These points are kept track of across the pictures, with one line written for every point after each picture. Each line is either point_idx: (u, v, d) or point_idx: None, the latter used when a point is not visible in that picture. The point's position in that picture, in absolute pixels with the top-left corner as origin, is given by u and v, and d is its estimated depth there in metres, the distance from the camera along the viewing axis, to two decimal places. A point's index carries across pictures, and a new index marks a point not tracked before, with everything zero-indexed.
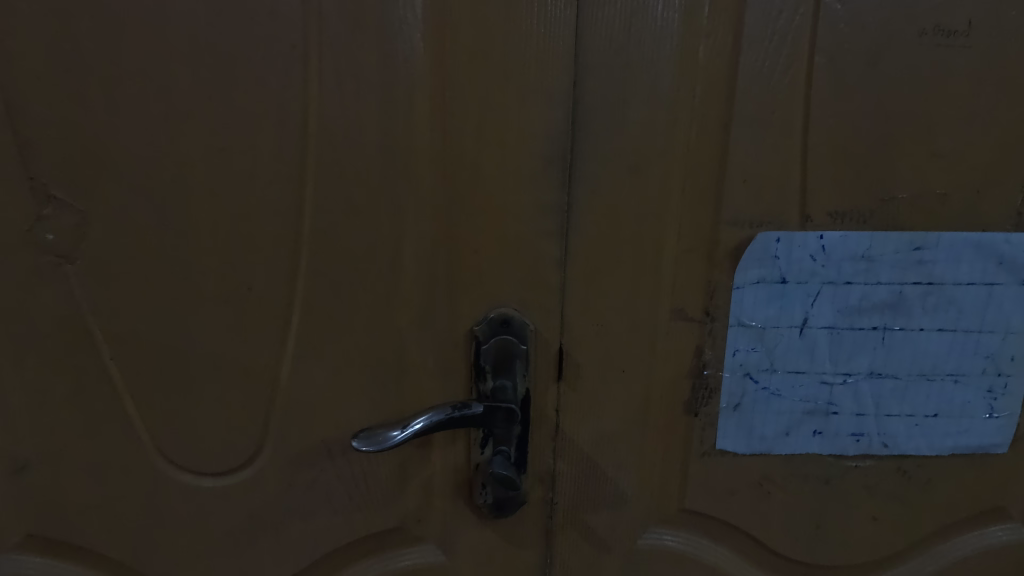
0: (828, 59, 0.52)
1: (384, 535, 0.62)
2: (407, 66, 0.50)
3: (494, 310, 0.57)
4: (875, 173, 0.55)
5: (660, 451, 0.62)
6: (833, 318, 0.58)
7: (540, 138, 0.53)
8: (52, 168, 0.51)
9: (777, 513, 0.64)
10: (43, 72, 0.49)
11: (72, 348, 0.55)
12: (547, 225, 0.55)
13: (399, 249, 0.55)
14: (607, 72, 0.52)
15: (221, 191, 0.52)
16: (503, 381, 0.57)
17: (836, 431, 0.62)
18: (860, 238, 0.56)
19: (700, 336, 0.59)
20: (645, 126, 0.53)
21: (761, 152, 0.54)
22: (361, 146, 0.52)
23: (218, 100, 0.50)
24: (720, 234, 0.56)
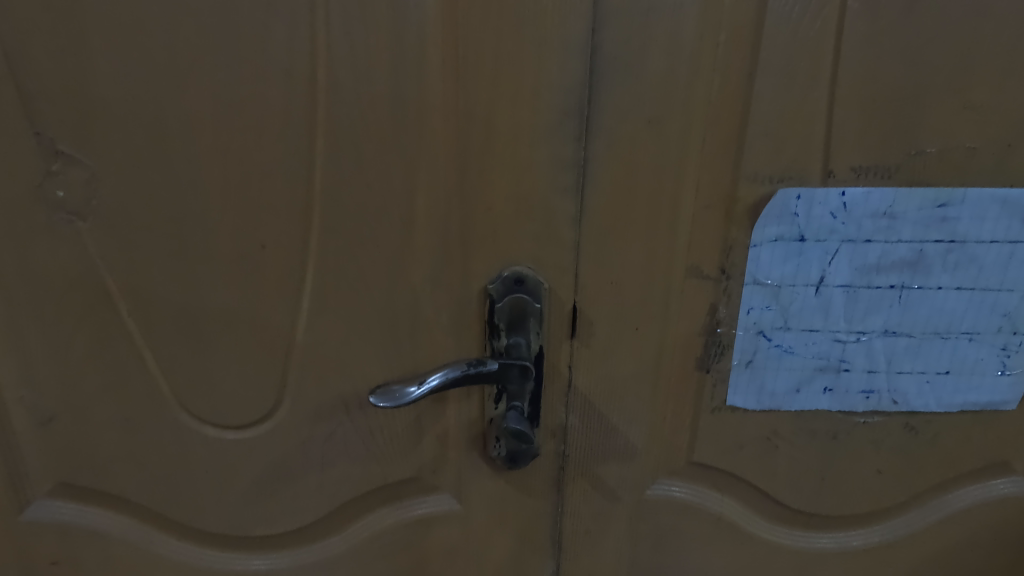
0: (861, 3, 0.49)
1: (400, 485, 0.65)
2: (417, 11, 0.48)
3: (507, 268, 0.57)
4: (903, 125, 0.53)
5: (671, 406, 0.63)
6: (850, 277, 0.58)
7: (556, 89, 0.51)
8: (58, 122, 0.50)
9: (783, 466, 0.66)
10: (40, 21, 0.47)
11: (90, 305, 0.56)
12: (562, 181, 0.54)
13: (412, 206, 0.54)
14: (628, 18, 0.49)
15: (231, 146, 0.51)
16: (516, 339, 0.57)
17: (846, 388, 0.62)
18: (883, 194, 0.55)
19: (714, 294, 0.59)
20: (666, 76, 0.51)
21: (785, 103, 0.52)
22: (371, 98, 0.50)
23: (223, 50, 0.48)
24: (739, 190, 0.55)
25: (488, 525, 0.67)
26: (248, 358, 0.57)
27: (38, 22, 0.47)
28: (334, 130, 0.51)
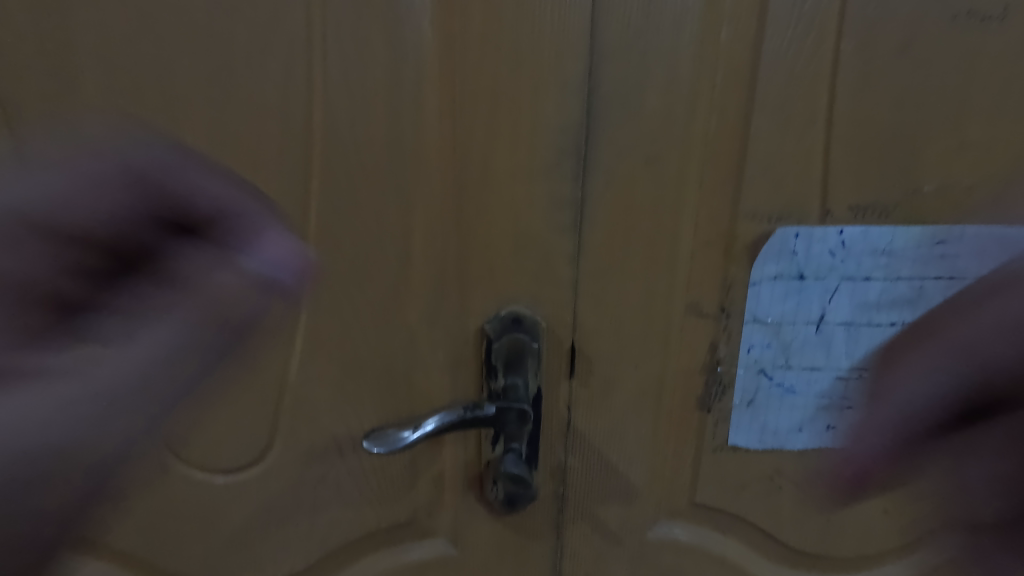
0: (855, 47, 0.49)
1: (395, 529, 0.63)
2: (413, 53, 0.48)
3: (505, 308, 0.56)
4: (900, 164, 0.53)
5: (672, 446, 0.62)
6: (850, 314, 0.57)
7: (553, 129, 0.51)
8: (51, 164, 0.50)
9: (787, 506, 0.64)
10: (38, 64, 0.47)
11: None
12: (560, 219, 0.53)
13: (409, 244, 0.53)
14: (625, 60, 0.49)
15: (224, 186, 0.51)
16: (514, 379, 0.56)
17: (849, 426, 0.61)
18: (882, 232, 0.55)
19: (716, 332, 0.58)
20: (663, 116, 0.51)
21: (782, 141, 0.52)
22: (367, 138, 0.50)
23: (219, 92, 0.48)
24: (738, 227, 0.55)
25: (486, 569, 0.65)
26: (239, 399, 0.56)
27: (35, 66, 0.47)
28: (330, 170, 0.51)
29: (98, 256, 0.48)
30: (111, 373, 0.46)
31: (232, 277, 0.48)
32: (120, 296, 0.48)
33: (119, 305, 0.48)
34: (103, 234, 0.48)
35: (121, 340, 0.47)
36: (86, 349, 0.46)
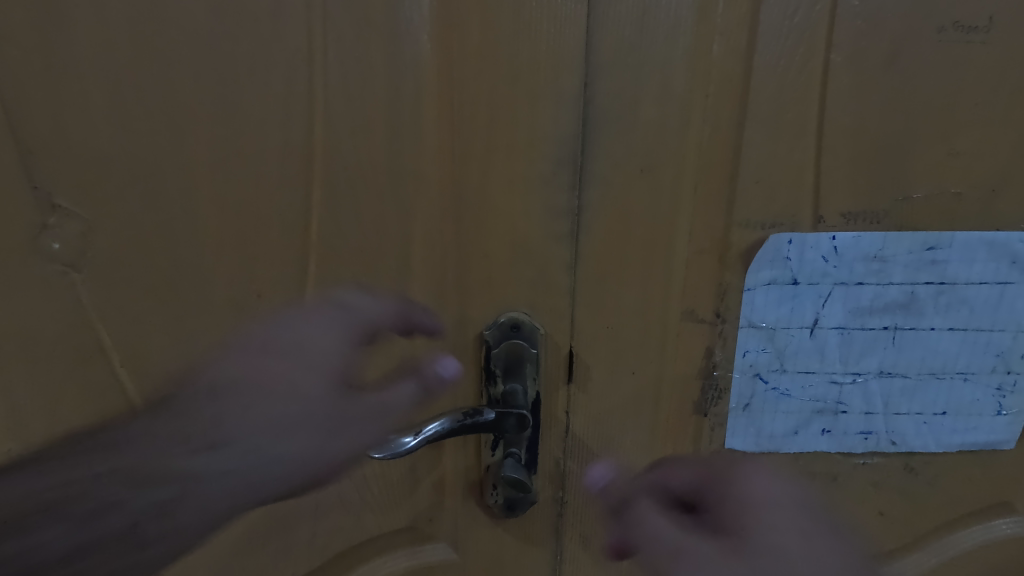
0: (844, 58, 0.50)
1: (395, 534, 0.63)
2: (413, 67, 0.50)
3: (504, 315, 0.57)
4: (890, 172, 0.54)
5: (669, 450, 0.63)
6: (843, 319, 0.58)
7: (550, 140, 0.52)
8: (56, 176, 0.50)
9: None
10: (41, 76, 0.48)
11: (81, 357, 0.54)
12: (557, 227, 0.54)
13: (409, 253, 0.54)
14: (620, 73, 0.51)
15: (227, 197, 0.51)
16: (513, 385, 0.57)
17: (844, 430, 0.62)
18: (873, 238, 0.56)
19: (711, 337, 0.59)
20: (657, 127, 0.52)
21: (775, 151, 0.53)
22: (368, 149, 0.51)
23: (222, 106, 0.49)
24: (732, 235, 0.56)
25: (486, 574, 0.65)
26: None
27: (38, 78, 0.48)
28: (331, 181, 0.52)
29: (307, 388, 0.55)
30: (302, 446, 0.56)
31: (412, 387, 0.57)
32: (316, 402, 0.55)
33: (311, 407, 0.55)
34: (326, 376, 0.55)
35: (307, 431, 0.56)
36: (280, 432, 0.56)
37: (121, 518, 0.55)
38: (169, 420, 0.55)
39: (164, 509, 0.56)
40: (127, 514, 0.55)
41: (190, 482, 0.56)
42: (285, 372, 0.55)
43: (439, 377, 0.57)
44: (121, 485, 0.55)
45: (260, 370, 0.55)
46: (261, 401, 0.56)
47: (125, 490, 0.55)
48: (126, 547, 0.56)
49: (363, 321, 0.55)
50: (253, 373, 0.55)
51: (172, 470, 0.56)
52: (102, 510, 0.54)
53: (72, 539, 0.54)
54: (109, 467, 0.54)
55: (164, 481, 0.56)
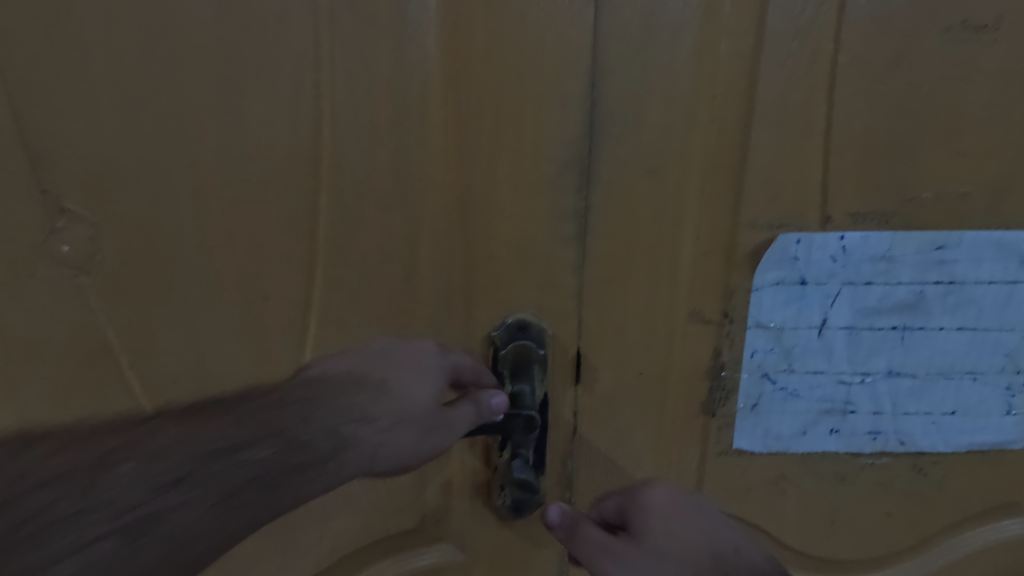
0: (851, 58, 0.50)
1: (403, 536, 0.63)
2: (419, 70, 0.50)
3: (511, 316, 0.57)
4: (897, 172, 0.54)
5: (676, 451, 0.62)
6: (851, 319, 0.58)
7: (557, 141, 0.52)
8: (64, 179, 0.50)
9: (790, 509, 0.65)
10: (48, 79, 0.47)
11: (89, 360, 0.54)
12: (564, 228, 0.54)
13: (416, 255, 0.55)
14: (626, 73, 0.50)
15: (235, 200, 0.51)
16: (521, 386, 0.57)
17: (852, 430, 0.62)
18: (881, 237, 0.55)
19: (718, 338, 0.59)
20: (665, 127, 0.52)
21: (782, 151, 0.53)
22: (375, 151, 0.51)
23: (230, 108, 0.49)
24: (738, 235, 0.56)
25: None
26: None
27: (45, 80, 0.47)
28: (339, 183, 0.52)
29: (408, 385, 0.52)
30: (393, 443, 0.50)
31: (469, 413, 0.53)
32: (413, 400, 0.51)
33: (410, 402, 0.51)
34: (427, 380, 0.53)
35: (407, 426, 0.50)
36: (391, 419, 0.50)
37: (258, 450, 0.42)
38: (300, 403, 0.47)
39: (301, 461, 0.44)
40: (259, 460, 0.42)
41: (337, 453, 0.46)
42: (385, 374, 0.52)
43: (488, 410, 0.54)
44: (252, 433, 0.43)
45: (368, 365, 0.53)
46: (375, 397, 0.50)
47: (247, 434, 0.42)
48: (258, 503, 0.42)
49: (445, 366, 0.55)
50: (362, 369, 0.52)
51: (296, 429, 0.45)
52: (220, 466, 0.41)
53: (190, 505, 0.39)
54: (282, 403, 0.46)
55: (323, 431, 0.46)
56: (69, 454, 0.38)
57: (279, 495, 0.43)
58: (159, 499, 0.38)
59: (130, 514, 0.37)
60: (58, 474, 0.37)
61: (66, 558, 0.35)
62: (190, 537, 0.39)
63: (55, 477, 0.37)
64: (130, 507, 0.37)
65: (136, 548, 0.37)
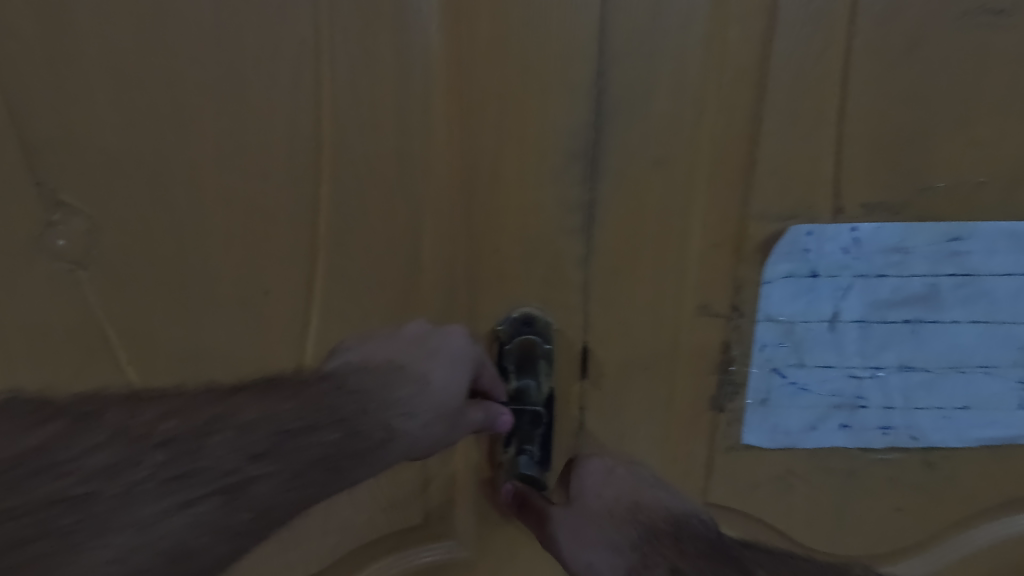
0: (865, 45, 0.49)
1: (406, 533, 0.62)
2: (422, 59, 0.48)
3: (516, 310, 0.56)
4: (911, 161, 0.53)
5: (683, 446, 0.62)
6: (863, 312, 0.57)
7: (563, 131, 0.51)
8: (59, 172, 0.49)
9: (798, 505, 0.64)
10: (40, 68, 0.46)
11: (87, 356, 0.53)
12: (570, 220, 0.53)
13: (419, 248, 0.54)
14: (634, 61, 0.49)
15: (235, 192, 0.50)
16: (526, 381, 0.56)
17: (863, 424, 0.61)
18: (894, 229, 0.54)
19: (727, 332, 0.57)
20: (673, 116, 0.51)
21: (793, 141, 0.52)
22: (377, 142, 0.50)
23: (229, 98, 0.48)
24: (748, 227, 0.54)
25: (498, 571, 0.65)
26: None
27: (38, 69, 0.46)
28: (340, 175, 0.51)
29: (445, 381, 0.52)
30: (431, 440, 0.51)
31: (479, 416, 0.53)
32: (449, 396, 0.51)
33: (446, 396, 0.51)
34: (459, 376, 0.52)
35: (443, 423, 0.51)
36: (431, 411, 0.51)
37: (323, 434, 0.46)
38: (352, 391, 0.49)
39: (356, 448, 0.47)
40: (328, 442, 0.46)
41: (387, 443, 0.49)
42: (423, 367, 0.51)
43: (494, 426, 0.54)
44: (324, 416, 0.47)
45: (404, 355, 0.52)
46: (416, 390, 0.51)
47: (319, 417, 0.46)
48: (321, 482, 0.46)
49: (471, 356, 0.53)
50: (399, 359, 0.51)
51: (355, 416, 0.48)
52: (297, 444, 0.45)
53: (272, 478, 0.44)
54: (345, 390, 0.48)
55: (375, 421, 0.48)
56: (177, 420, 0.44)
57: (340, 478, 0.46)
58: (249, 468, 0.44)
59: (226, 479, 0.43)
60: (173, 435, 0.43)
61: (176, 511, 0.42)
62: (270, 505, 0.44)
63: (171, 438, 0.43)
64: (227, 473, 0.43)
65: (229, 506, 0.43)
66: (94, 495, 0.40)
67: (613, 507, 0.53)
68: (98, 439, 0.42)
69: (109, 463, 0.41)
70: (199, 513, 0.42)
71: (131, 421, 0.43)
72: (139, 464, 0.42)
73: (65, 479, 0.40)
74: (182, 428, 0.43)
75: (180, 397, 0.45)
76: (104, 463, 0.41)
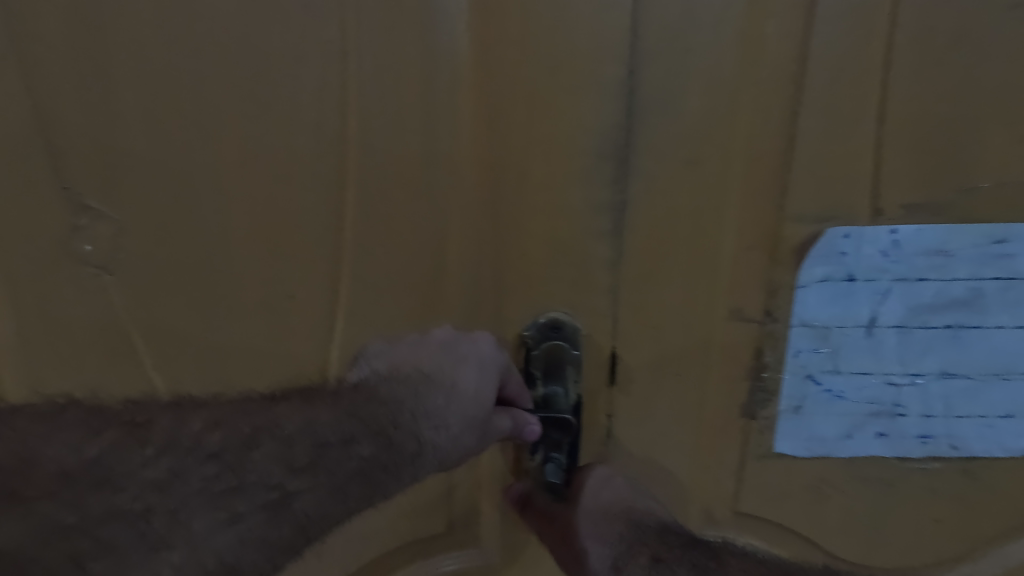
0: (907, 41, 0.47)
1: (430, 540, 0.62)
2: (449, 58, 0.48)
3: (544, 316, 0.55)
4: (954, 160, 0.51)
5: (714, 454, 0.60)
6: (902, 317, 0.55)
7: (593, 131, 0.50)
8: (85, 176, 0.48)
9: (832, 515, 0.62)
10: (67, 72, 0.46)
11: (114, 360, 0.53)
12: (599, 223, 0.52)
13: (445, 251, 0.53)
14: (666, 59, 0.48)
15: (260, 196, 0.50)
16: (554, 388, 0.55)
17: (901, 433, 0.59)
18: (936, 231, 0.52)
19: (760, 337, 0.56)
20: (706, 116, 0.49)
21: (830, 140, 0.50)
22: (404, 145, 0.49)
23: (254, 101, 0.47)
24: (783, 230, 0.53)
25: None
26: None
27: (65, 73, 0.46)
28: (365, 178, 0.50)
29: (476, 387, 0.51)
30: (463, 449, 0.50)
31: (508, 423, 0.53)
32: (480, 403, 0.51)
33: (475, 406, 0.50)
34: (489, 383, 0.51)
35: (474, 432, 0.50)
36: (462, 422, 0.50)
37: (363, 446, 0.45)
38: (385, 401, 0.48)
39: (392, 461, 0.46)
40: (367, 455, 0.45)
41: (420, 455, 0.47)
42: (452, 375, 0.50)
43: (522, 433, 0.54)
44: (361, 428, 0.45)
45: (433, 362, 0.51)
46: (447, 402, 0.49)
47: (356, 430, 0.45)
48: (362, 496, 0.44)
49: (500, 362, 0.53)
50: (428, 367, 0.51)
51: (390, 428, 0.47)
52: (338, 457, 0.44)
53: (316, 492, 0.43)
54: (380, 401, 0.48)
55: (411, 433, 0.47)
56: (225, 431, 0.42)
57: (379, 491, 0.45)
58: (294, 482, 0.42)
59: (272, 492, 0.42)
60: (223, 446, 0.42)
61: (223, 527, 0.40)
62: (313, 519, 0.43)
63: (220, 451, 0.41)
64: (272, 487, 0.42)
65: (274, 522, 0.41)
66: (146, 511, 0.39)
67: (608, 508, 0.56)
68: (150, 451, 0.40)
69: (159, 476, 0.40)
70: (247, 528, 0.41)
71: (179, 430, 0.41)
72: (189, 477, 0.40)
73: (117, 493, 0.39)
74: (231, 439, 0.42)
75: (224, 406, 0.44)
76: (154, 477, 0.39)
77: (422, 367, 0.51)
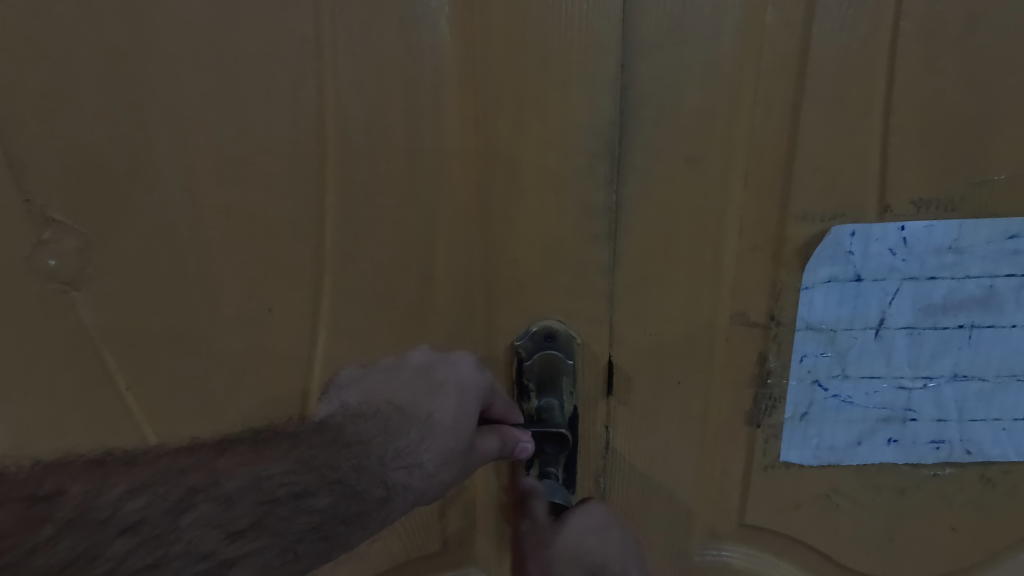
0: (916, 27, 0.45)
1: (424, 560, 0.59)
2: (432, 55, 0.45)
3: (537, 324, 0.52)
4: (966, 152, 0.48)
5: (718, 464, 0.58)
6: (913, 318, 0.52)
7: (585, 129, 0.47)
8: (47, 187, 0.46)
9: (844, 525, 0.59)
10: (23, 77, 0.43)
11: (85, 381, 0.51)
12: (593, 227, 0.49)
13: (432, 259, 0.50)
14: (661, 52, 0.45)
15: (235, 205, 0.47)
16: (548, 400, 0.53)
17: (913, 439, 0.56)
18: (947, 227, 0.50)
19: (765, 341, 0.53)
20: (704, 111, 0.47)
21: (835, 134, 0.47)
22: (386, 148, 0.47)
23: (226, 104, 0.45)
24: (786, 229, 0.50)
25: None
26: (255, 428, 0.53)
27: (21, 78, 0.43)
28: (346, 183, 0.47)
29: (453, 416, 0.48)
30: (437, 487, 0.47)
31: (495, 445, 0.49)
32: (459, 434, 0.47)
33: (453, 439, 0.47)
34: (469, 409, 0.49)
35: (455, 466, 0.47)
36: (437, 459, 0.46)
37: (319, 498, 0.41)
38: (345, 444, 0.44)
39: (355, 510, 0.42)
40: (323, 509, 0.41)
41: (387, 500, 0.44)
42: (429, 407, 0.48)
43: (512, 451, 0.50)
44: (319, 478, 0.42)
45: (409, 391, 0.49)
46: (419, 437, 0.46)
47: (312, 480, 0.41)
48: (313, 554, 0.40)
49: (481, 386, 0.50)
50: (403, 400, 0.48)
51: (352, 475, 0.43)
52: (288, 513, 0.40)
53: (263, 552, 0.39)
54: (342, 444, 0.44)
55: (373, 479, 0.43)
56: (148, 496, 0.37)
57: (337, 545, 0.42)
58: (232, 548, 0.38)
59: (205, 562, 0.37)
60: (147, 513, 0.36)
61: None
62: None
63: (139, 521, 0.36)
64: (204, 556, 0.37)
65: None
66: None
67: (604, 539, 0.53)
68: (50, 528, 0.34)
69: (61, 558, 0.33)
70: None
71: (91, 499, 0.36)
72: (96, 556, 0.34)
73: None
74: (158, 504, 0.37)
75: (156, 463, 0.39)
76: (53, 562, 0.33)
77: (393, 399, 0.48)
